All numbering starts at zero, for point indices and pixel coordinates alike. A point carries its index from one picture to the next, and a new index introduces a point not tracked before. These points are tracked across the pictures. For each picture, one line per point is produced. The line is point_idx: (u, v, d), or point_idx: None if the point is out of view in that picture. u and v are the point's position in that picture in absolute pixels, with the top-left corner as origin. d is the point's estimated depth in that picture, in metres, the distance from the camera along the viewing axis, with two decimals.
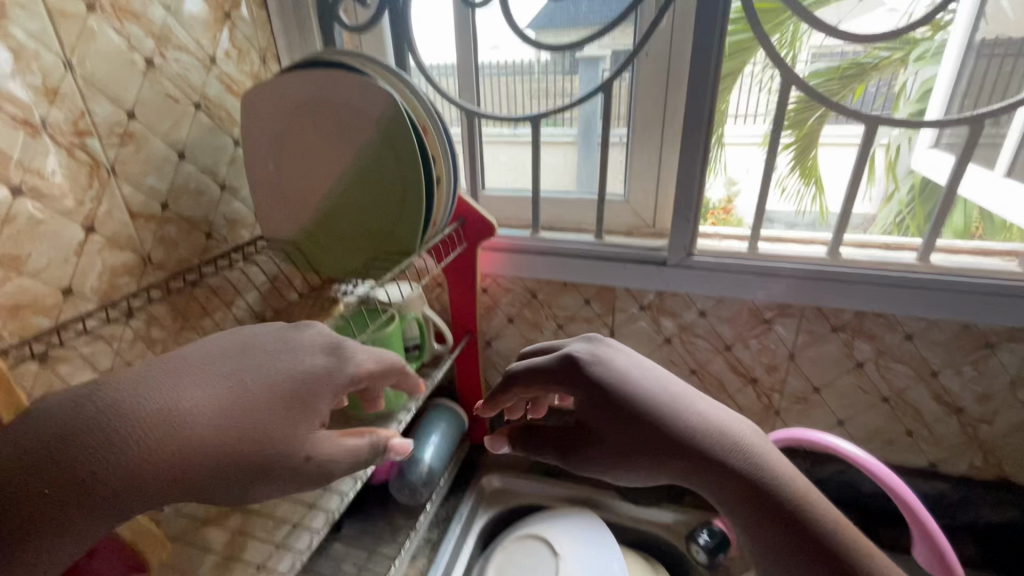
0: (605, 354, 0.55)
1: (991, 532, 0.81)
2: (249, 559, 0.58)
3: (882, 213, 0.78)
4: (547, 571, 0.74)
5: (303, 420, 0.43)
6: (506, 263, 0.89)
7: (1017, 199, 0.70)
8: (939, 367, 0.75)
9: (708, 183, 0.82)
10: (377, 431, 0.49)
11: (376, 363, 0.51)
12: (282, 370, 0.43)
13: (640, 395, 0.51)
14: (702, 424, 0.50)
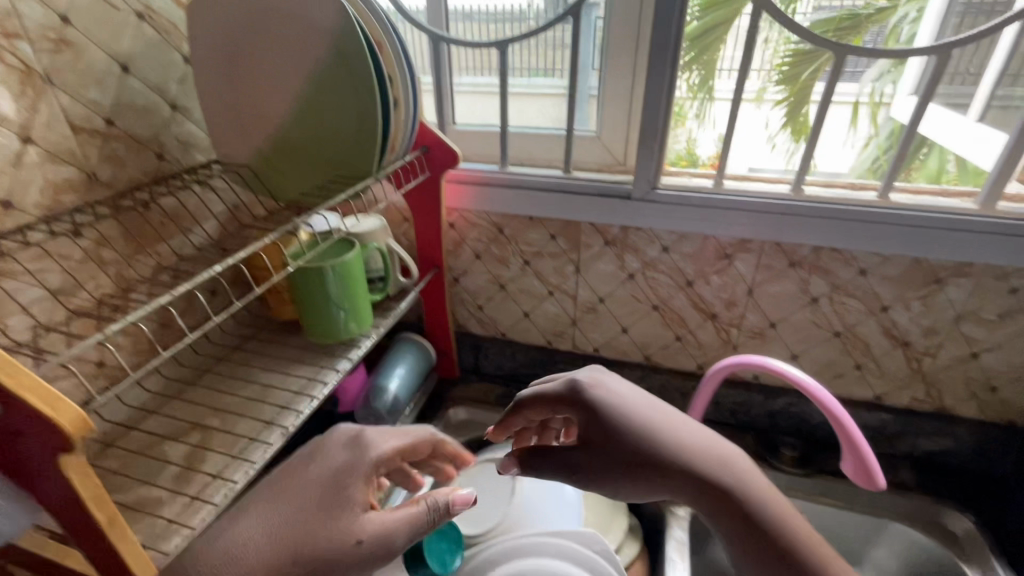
0: (604, 382, 0.61)
1: (925, 458, 0.85)
2: (206, 470, 0.57)
3: (861, 157, 0.77)
4: (505, 490, 0.77)
5: (348, 522, 0.52)
6: (472, 197, 0.88)
7: (992, 145, 0.70)
8: (889, 302, 0.77)
9: (699, 138, 0.81)
10: (433, 491, 0.55)
11: (398, 441, 0.60)
12: (313, 473, 0.55)
13: (638, 424, 0.57)
14: (690, 450, 0.57)
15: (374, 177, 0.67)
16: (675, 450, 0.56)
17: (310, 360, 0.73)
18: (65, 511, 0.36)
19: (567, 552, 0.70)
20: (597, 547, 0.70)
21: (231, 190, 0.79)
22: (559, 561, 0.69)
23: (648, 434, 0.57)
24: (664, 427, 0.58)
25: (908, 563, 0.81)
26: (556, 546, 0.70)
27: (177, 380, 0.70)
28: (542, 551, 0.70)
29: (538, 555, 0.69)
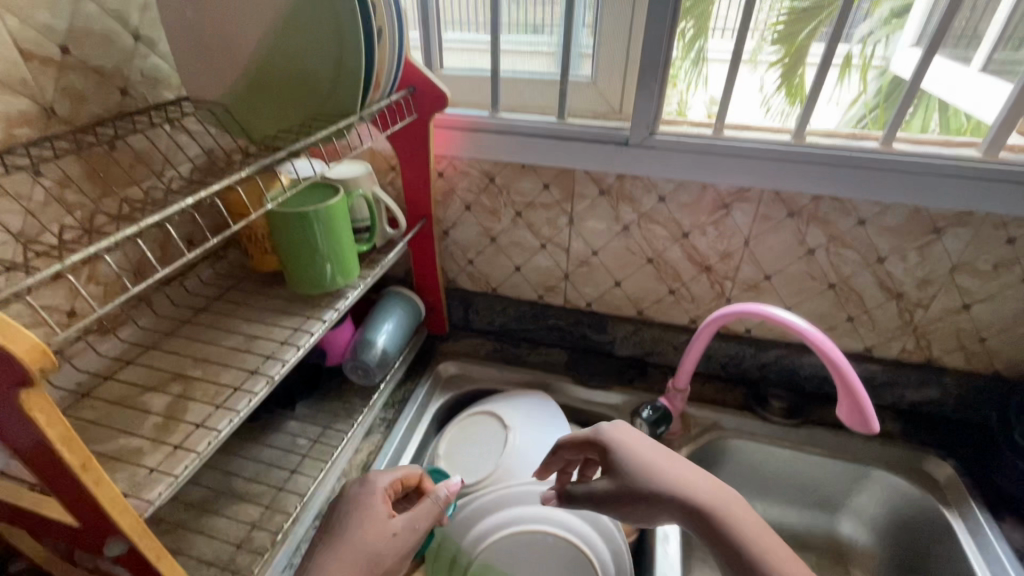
0: (624, 437, 0.65)
1: (909, 408, 0.87)
2: (189, 420, 0.55)
3: (848, 115, 0.76)
4: (497, 443, 0.77)
5: (379, 523, 0.59)
6: (462, 143, 0.84)
7: (987, 96, 0.70)
8: (886, 253, 0.76)
9: (689, 99, 0.79)
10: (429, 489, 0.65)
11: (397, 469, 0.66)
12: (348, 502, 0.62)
13: (649, 482, 0.61)
14: (688, 490, 0.60)
15: (358, 116, 0.63)
16: (666, 488, 0.60)
17: (295, 311, 0.70)
18: (23, 437, 0.33)
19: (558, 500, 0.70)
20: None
21: (205, 132, 0.74)
22: (550, 508, 0.70)
23: (644, 471, 0.61)
24: (662, 465, 0.62)
25: (889, 508, 0.84)
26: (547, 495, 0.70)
27: (155, 331, 0.68)
28: (533, 499, 0.70)
29: (528, 504, 0.70)
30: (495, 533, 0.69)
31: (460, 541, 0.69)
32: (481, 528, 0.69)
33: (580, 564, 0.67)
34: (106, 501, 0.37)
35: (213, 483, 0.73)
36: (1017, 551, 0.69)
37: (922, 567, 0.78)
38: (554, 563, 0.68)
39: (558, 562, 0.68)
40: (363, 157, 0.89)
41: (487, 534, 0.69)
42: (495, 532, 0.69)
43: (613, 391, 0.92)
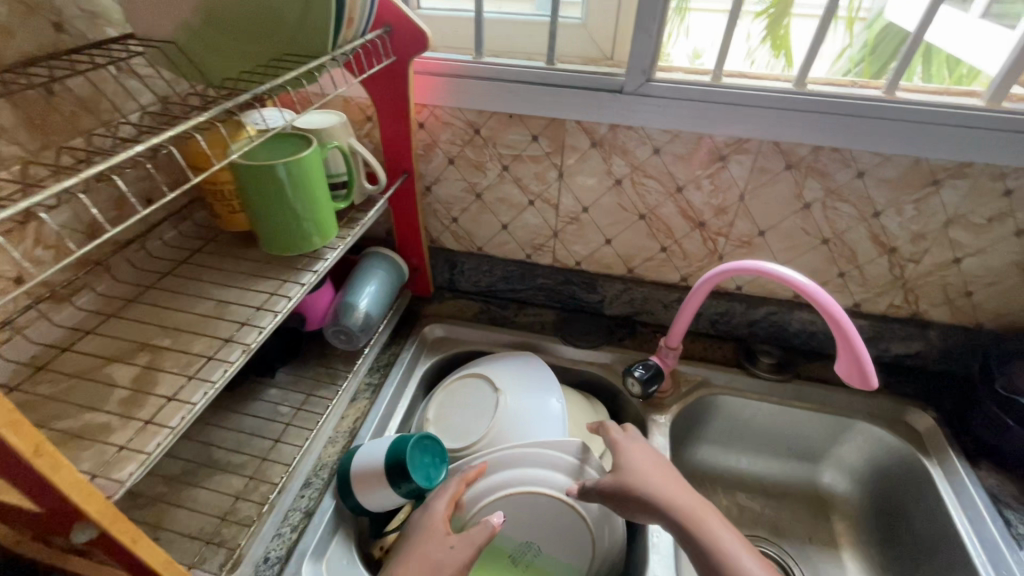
0: (626, 444, 0.67)
1: (893, 362, 0.88)
2: (160, 393, 0.51)
3: (834, 68, 0.74)
4: (488, 405, 0.75)
5: (438, 539, 0.59)
6: (443, 91, 0.78)
7: (981, 42, 0.69)
8: (882, 207, 0.75)
9: (672, 51, 0.77)
10: (465, 479, 0.66)
11: (456, 483, 0.66)
12: (420, 519, 0.62)
13: (641, 481, 0.63)
14: (675, 496, 0.61)
15: (330, 55, 0.56)
16: (652, 490, 0.62)
17: (270, 275, 0.65)
18: None
19: (552, 461, 0.69)
20: (580, 455, 0.69)
21: (158, 78, 0.66)
22: (542, 470, 0.69)
23: (638, 471, 0.64)
24: (654, 475, 0.63)
25: (870, 458, 0.86)
26: (539, 456, 0.69)
27: (116, 297, 0.63)
28: (525, 461, 0.69)
29: (521, 465, 0.69)
30: (488, 495, 0.67)
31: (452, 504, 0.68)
32: (474, 491, 0.68)
33: (572, 522, 0.67)
34: (69, 486, 0.34)
35: (193, 455, 0.70)
36: (992, 496, 0.72)
37: (899, 512, 0.80)
38: (548, 522, 0.68)
39: (552, 521, 0.68)
40: (337, 106, 0.82)
41: (480, 496, 0.67)
42: (488, 494, 0.67)
43: (604, 350, 0.91)
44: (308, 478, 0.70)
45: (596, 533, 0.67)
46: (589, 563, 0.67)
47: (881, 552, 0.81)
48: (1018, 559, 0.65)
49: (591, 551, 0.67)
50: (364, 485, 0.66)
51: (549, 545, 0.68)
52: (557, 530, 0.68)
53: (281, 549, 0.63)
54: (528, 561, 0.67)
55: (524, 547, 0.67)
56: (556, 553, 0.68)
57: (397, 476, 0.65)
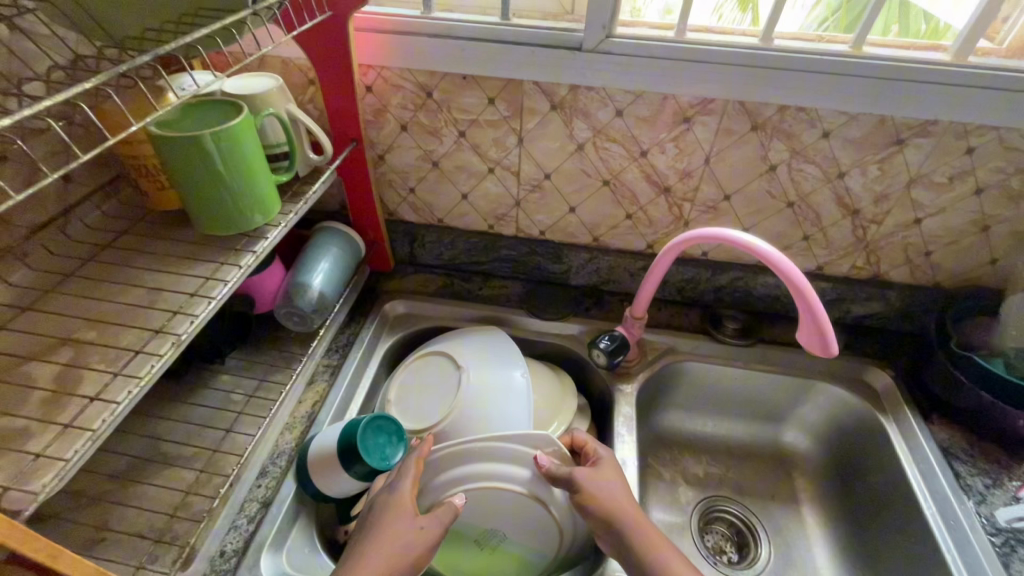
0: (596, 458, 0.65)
1: (854, 323, 0.89)
2: (84, 393, 0.47)
3: (808, 20, 0.70)
4: (452, 383, 0.73)
5: (407, 522, 0.56)
6: (390, 51, 0.72)
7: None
8: (847, 168, 0.73)
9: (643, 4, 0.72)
10: (419, 450, 0.63)
11: (418, 462, 0.62)
12: (384, 503, 0.59)
13: (603, 497, 0.61)
14: (632, 515, 0.60)
15: (249, 10, 0.49)
16: (613, 506, 0.60)
17: (205, 257, 0.60)
18: None
19: (517, 455, 0.65)
20: (549, 449, 0.65)
21: (58, 40, 0.58)
22: (512, 466, 0.65)
23: (604, 486, 0.62)
24: (624, 509, 0.60)
25: (830, 417, 0.87)
26: (505, 450, 0.65)
27: (31, 288, 0.57)
28: (494, 456, 0.65)
29: (490, 460, 0.65)
30: (450, 487, 0.64)
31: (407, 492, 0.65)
32: (435, 481, 0.65)
33: (540, 515, 0.65)
34: None
35: (139, 450, 0.66)
36: (943, 449, 0.74)
37: (856, 467, 0.83)
38: (516, 513, 0.65)
39: (520, 513, 0.65)
40: (274, 68, 0.75)
41: (441, 488, 0.64)
42: (454, 486, 0.64)
43: (570, 321, 0.89)
44: (264, 467, 0.68)
45: (564, 525, 0.66)
46: (557, 547, 0.66)
47: (839, 506, 0.84)
48: (966, 509, 0.68)
49: (558, 539, 0.66)
50: (321, 474, 0.64)
51: (515, 532, 0.66)
52: (523, 520, 0.65)
53: (236, 542, 0.61)
54: (493, 544, 0.67)
55: (489, 533, 0.66)
56: (521, 539, 0.66)
57: (348, 457, 0.63)
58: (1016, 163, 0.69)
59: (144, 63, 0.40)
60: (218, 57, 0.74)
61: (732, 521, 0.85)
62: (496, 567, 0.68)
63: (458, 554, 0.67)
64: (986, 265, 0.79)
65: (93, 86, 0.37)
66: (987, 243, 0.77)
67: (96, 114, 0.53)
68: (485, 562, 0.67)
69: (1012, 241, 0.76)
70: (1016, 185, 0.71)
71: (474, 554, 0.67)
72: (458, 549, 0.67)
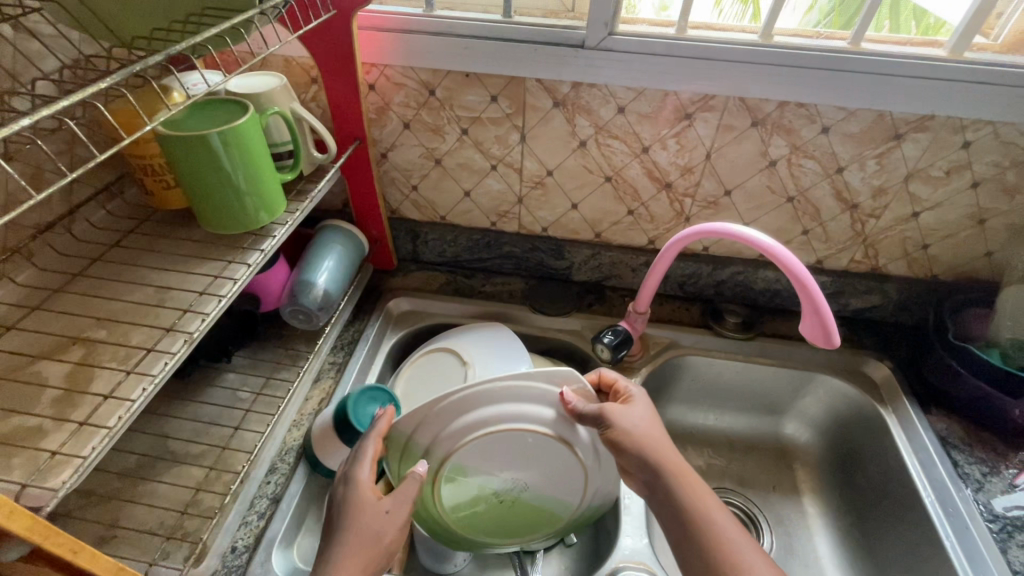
0: (631, 397, 0.65)
1: (852, 316, 0.91)
2: (96, 391, 0.47)
3: (805, 19, 0.70)
4: (457, 379, 0.74)
5: (371, 509, 0.55)
6: (392, 49, 0.72)
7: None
8: (846, 163, 0.74)
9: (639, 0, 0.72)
10: (372, 432, 0.60)
11: (375, 444, 0.60)
12: (344, 492, 0.56)
13: (640, 434, 0.60)
14: (665, 450, 0.60)
15: (258, 9, 0.50)
16: (649, 441, 0.60)
17: (212, 255, 0.60)
18: None
19: (545, 397, 0.64)
20: (576, 387, 0.64)
21: (62, 39, 0.58)
22: (539, 409, 0.64)
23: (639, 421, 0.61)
24: (659, 445, 0.60)
25: (830, 409, 0.88)
26: (533, 391, 0.63)
27: (40, 288, 0.57)
28: (521, 396, 0.63)
29: (517, 402, 0.63)
30: (471, 432, 0.62)
31: (425, 440, 0.63)
32: (457, 425, 0.62)
33: (565, 458, 0.65)
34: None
35: (148, 449, 0.67)
36: (941, 439, 0.76)
37: (855, 458, 0.84)
38: (540, 458, 0.65)
39: (546, 456, 0.65)
40: (277, 67, 0.76)
41: (463, 432, 0.62)
42: (478, 429, 0.62)
43: (573, 317, 0.90)
44: (273, 463, 0.68)
45: (589, 465, 0.66)
46: (578, 492, 0.67)
47: (839, 495, 0.85)
48: (963, 497, 0.69)
49: (582, 481, 0.66)
50: (322, 447, 0.67)
51: (537, 481, 0.66)
52: (546, 465, 0.65)
53: (247, 538, 0.62)
54: (514, 496, 0.66)
55: (510, 485, 0.65)
56: (543, 489, 0.66)
57: (345, 430, 0.66)
58: (1011, 157, 0.70)
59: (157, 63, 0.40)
60: (224, 56, 0.74)
61: (735, 512, 0.86)
62: (515, 518, 0.67)
63: (479, 508, 0.66)
64: (982, 258, 0.80)
65: (107, 85, 0.37)
66: (983, 236, 0.78)
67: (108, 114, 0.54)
68: (507, 513, 0.67)
69: (1007, 234, 0.77)
70: (1011, 178, 0.72)
71: (493, 506, 0.66)
72: (476, 503, 0.66)
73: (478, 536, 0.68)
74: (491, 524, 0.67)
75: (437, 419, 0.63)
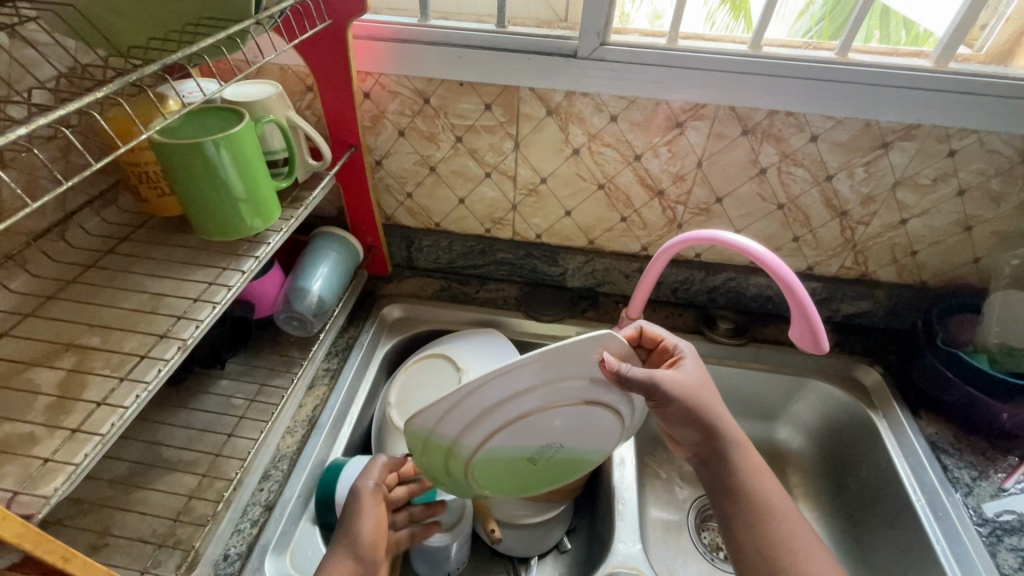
0: (687, 358, 0.64)
1: (844, 322, 0.92)
2: (90, 398, 0.47)
3: (795, 29, 0.71)
4: (451, 386, 0.74)
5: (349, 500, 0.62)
6: (386, 58, 0.72)
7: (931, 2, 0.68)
8: (834, 170, 0.76)
9: (631, 9, 0.73)
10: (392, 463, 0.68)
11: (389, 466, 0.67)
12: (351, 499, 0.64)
13: (705, 402, 0.61)
14: (725, 420, 0.61)
15: (254, 18, 0.50)
16: (709, 410, 0.61)
17: (206, 263, 0.61)
18: None
19: (574, 364, 0.57)
20: (615, 347, 0.57)
21: (58, 48, 0.58)
22: (568, 375, 0.58)
23: (701, 387, 0.61)
24: (720, 413, 0.61)
25: (822, 414, 0.89)
26: (561, 360, 0.56)
27: (34, 294, 0.57)
28: (548, 369, 0.56)
29: (543, 375, 0.56)
30: (499, 408, 0.57)
31: (451, 430, 0.58)
32: (482, 408, 0.57)
33: (594, 413, 0.62)
34: None
35: (141, 456, 0.66)
36: (931, 443, 0.76)
37: (846, 463, 0.85)
38: (570, 422, 0.62)
39: (575, 419, 0.62)
40: (273, 76, 0.76)
41: (490, 410, 0.57)
42: (505, 405, 0.57)
43: (567, 323, 0.91)
44: (266, 470, 0.68)
45: (623, 412, 0.65)
46: (613, 437, 0.67)
47: (831, 499, 0.86)
48: (953, 501, 0.70)
49: (619, 425, 0.66)
50: None
51: (571, 439, 0.64)
52: (577, 426, 0.63)
53: (240, 545, 0.62)
54: (547, 457, 0.65)
55: (543, 449, 0.64)
56: (577, 444, 0.65)
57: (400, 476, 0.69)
58: (996, 165, 0.72)
59: (152, 72, 0.40)
60: (220, 64, 0.75)
61: None
62: (551, 470, 0.67)
63: (513, 470, 0.65)
64: (969, 263, 0.81)
65: (103, 95, 0.38)
66: (970, 243, 0.79)
67: (105, 124, 0.54)
68: (541, 469, 0.66)
69: (994, 241, 0.78)
70: (997, 186, 0.73)
71: (529, 466, 0.65)
72: (513, 467, 0.64)
73: (519, 493, 0.69)
74: (525, 480, 0.67)
75: (459, 406, 0.56)
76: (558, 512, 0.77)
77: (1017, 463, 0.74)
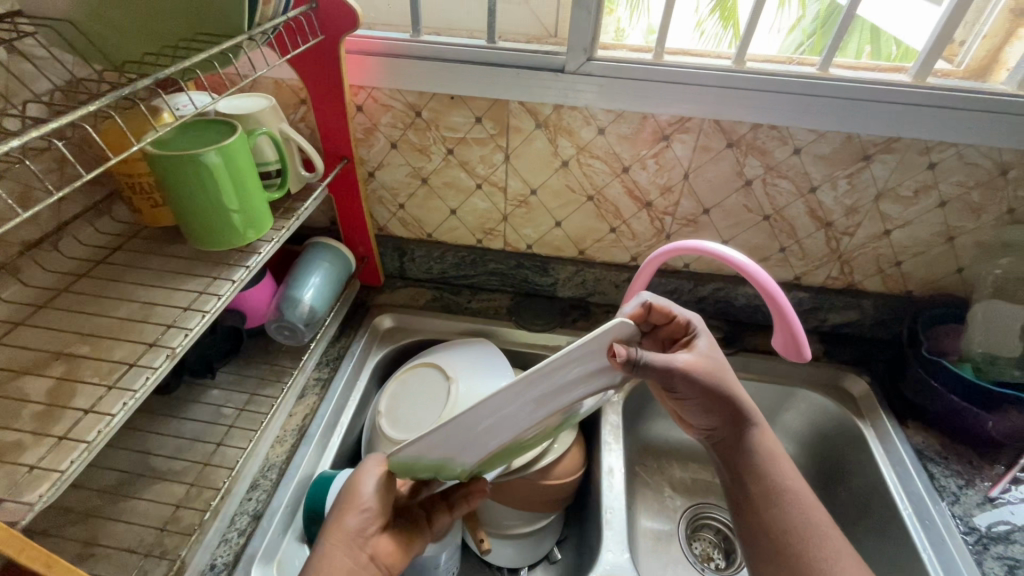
0: (701, 339, 0.66)
1: (832, 332, 0.93)
2: (77, 406, 0.48)
3: (786, 43, 0.73)
4: (440, 394, 0.74)
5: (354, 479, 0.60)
6: (379, 72, 0.74)
7: (918, 19, 0.70)
8: (818, 183, 0.77)
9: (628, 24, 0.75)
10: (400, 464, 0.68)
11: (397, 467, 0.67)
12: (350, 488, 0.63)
13: (721, 382, 0.62)
14: (741, 400, 0.63)
15: (246, 34, 0.51)
16: (726, 390, 0.62)
17: (197, 272, 0.61)
18: None
19: (561, 368, 0.52)
20: (623, 334, 0.54)
21: (55, 63, 0.60)
22: (554, 379, 0.53)
23: (716, 368, 0.62)
24: (737, 393, 0.63)
25: (811, 422, 0.89)
26: (544, 372, 0.51)
27: (24, 304, 0.58)
28: (530, 384, 0.51)
29: (526, 388, 0.52)
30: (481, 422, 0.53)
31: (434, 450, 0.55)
32: (466, 425, 0.53)
33: (576, 399, 0.60)
34: None
35: (129, 466, 0.66)
36: (917, 452, 0.77)
37: (835, 472, 0.85)
38: (554, 411, 0.59)
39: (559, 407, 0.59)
40: (267, 89, 0.78)
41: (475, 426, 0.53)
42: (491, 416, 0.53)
43: (558, 333, 0.92)
44: (255, 480, 0.69)
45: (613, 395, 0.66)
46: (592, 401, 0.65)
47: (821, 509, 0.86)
48: (940, 510, 0.70)
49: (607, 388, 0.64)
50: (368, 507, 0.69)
51: (555, 416, 0.61)
52: (561, 408, 0.60)
53: (227, 555, 0.62)
54: (531, 436, 0.63)
55: (529, 432, 0.61)
56: (559, 416, 0.63)
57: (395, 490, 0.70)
58: (975, 177, 0.73)
59: (146, 86, 0.41)
60: (214, 78, 0.76)
61: (720, 527, 0.87)
62: (534, 440, 0.66)
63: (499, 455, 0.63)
64: (953, 274, 0.83)
65: (96, 108, 0.38)
66: (953, 253, 0.81)
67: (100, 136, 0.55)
68: (523, 446, 0.65)
69: (976, 251, 0.80)
70: (977, 198, 0.75)
71: (513, 447, 0.63)
72: (500, 453, 0.62)
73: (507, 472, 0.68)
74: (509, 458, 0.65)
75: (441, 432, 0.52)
76: (548, 520, 0.78)
77: (1004, 472, 0.74)
